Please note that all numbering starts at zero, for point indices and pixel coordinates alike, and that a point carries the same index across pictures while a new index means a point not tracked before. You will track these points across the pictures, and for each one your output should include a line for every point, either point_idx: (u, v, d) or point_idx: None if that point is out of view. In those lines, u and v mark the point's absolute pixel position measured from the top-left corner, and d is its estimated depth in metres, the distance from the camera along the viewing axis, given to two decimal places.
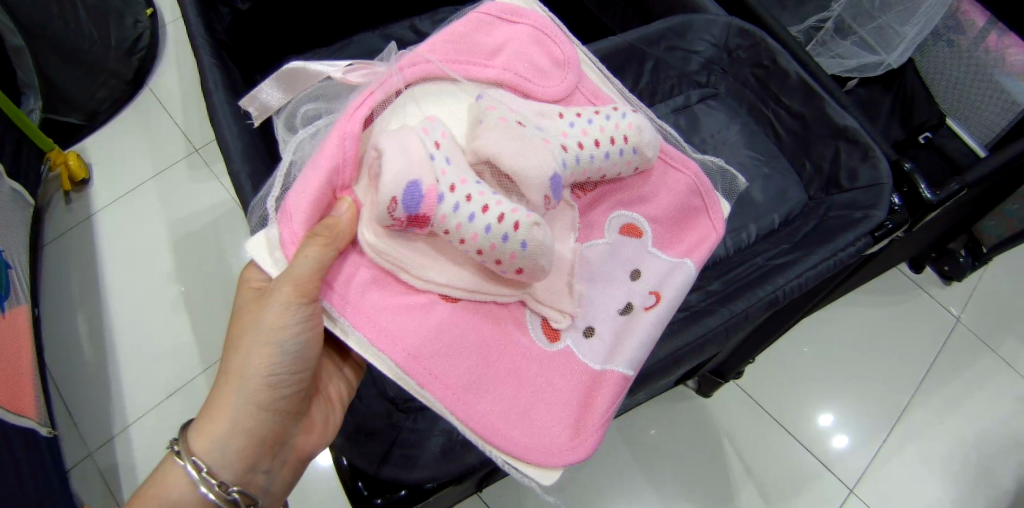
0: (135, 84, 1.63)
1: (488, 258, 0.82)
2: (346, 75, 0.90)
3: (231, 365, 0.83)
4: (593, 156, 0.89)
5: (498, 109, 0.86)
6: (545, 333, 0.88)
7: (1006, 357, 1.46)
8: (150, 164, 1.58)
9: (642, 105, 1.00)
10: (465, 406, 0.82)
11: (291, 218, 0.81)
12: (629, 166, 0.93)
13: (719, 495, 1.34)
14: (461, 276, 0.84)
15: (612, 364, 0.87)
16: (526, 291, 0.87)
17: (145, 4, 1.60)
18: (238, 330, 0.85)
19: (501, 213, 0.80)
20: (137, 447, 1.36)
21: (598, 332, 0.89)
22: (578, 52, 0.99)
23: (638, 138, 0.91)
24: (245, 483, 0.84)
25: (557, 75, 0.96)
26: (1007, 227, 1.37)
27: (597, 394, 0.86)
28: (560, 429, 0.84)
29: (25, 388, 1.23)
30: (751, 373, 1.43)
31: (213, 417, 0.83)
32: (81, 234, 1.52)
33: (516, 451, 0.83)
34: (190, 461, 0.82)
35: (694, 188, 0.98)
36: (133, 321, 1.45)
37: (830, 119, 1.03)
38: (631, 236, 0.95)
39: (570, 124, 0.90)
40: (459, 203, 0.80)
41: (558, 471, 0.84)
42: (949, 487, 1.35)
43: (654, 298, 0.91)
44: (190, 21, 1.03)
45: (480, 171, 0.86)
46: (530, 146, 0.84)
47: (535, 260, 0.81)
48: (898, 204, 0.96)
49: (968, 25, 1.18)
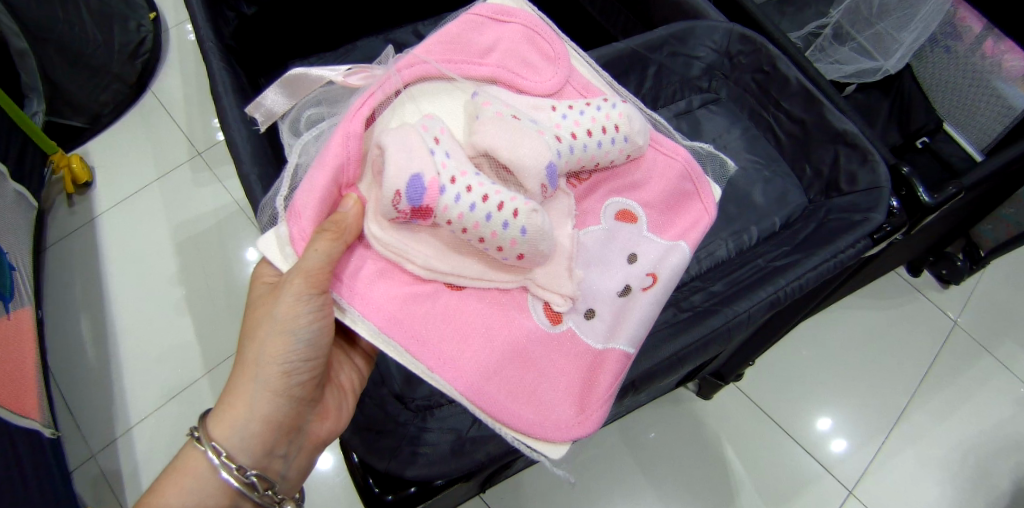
0: (138, 88, 1.64)
1: (490, 246, 0.83)
2: (346, 78, 0.91)
3: (247, 354, 0.85)
4: (587, 145, 0.90)
5: (494, 104, 0.88)
6: (547, 316, 0.89)
7: (1004, 360, 1.47)
8: (153, 167, 1.59)
9: (631, 95, 1.00)
10: (473, 390, 0.84)
11: (300, 216, 0.83)
12: (622, 154, 0.93)
13: (720, 498, 1.35)
14: (464, 264, 0.87)
15: (614, 341, 0.89)
16: (527, 277, 0.88)
17: (149, 8, 1.62)
18: (252, 321, 0.86)
19: (500, 202, 0.82)
20: (141, 449, 1.37)
21: (599, 313, 0.91)
22: (567, 47, 1.00)
23: (629, 126, 0.92)
24: (263, 468, 0.86)
25: (548, 69, 0.96)
26: (1004, 230, 1.38)
27: (601, 371, 0.88)
28: (566, 407, 0.87)
29: (29, 390, 1.24)
30: (750, 377, 1.44)
31: (231, 403, 0.84)
32: (85, 237, 1.52)
33: (526, 428, 0.85)
34: (210, 447, 0.83)
35: (687, 173, 0.98)
36: (137, 323, 1.46)
37: (830, 124, 1.03)
38: (626, 221, 0.96)
39: (563, 116, 0.91)
40: (460, 194, 0.82)
41: (566, 446, 0.87)
42: (947, 489, 1.36)
43: (651, 279, 0.92)
44: (198, 26, 1.04)
45: (480, 164, 0.88)
46: (526, 138, 0.85)
47: (535, 245, 0.83)
48: (896, 207, 0.97)
49: (966, 31, 1.20)
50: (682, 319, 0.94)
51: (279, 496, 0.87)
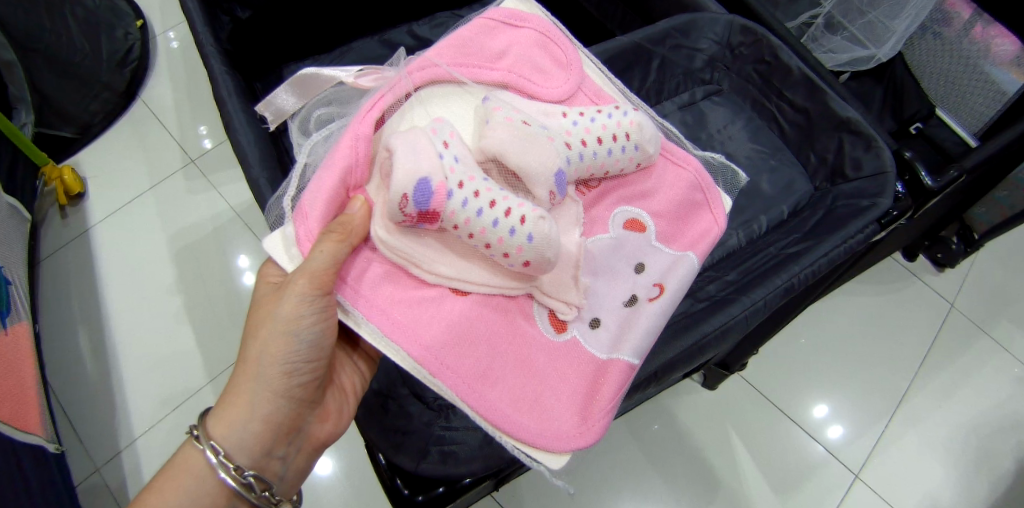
0: (127, 96, 1.61)
1: (496, 252, 0.83)
2: (357, 79, 0.91)
3: (248, 353, 0.85)
4: (596, 153, 0.91)
5: (504, 109, 0.88)
6: (552, 324, 0.90)
7: (1001, 340, 1.49)
8: (146, 175, 1.57)
9: (643, 104, 1.01)
10: (475, 395, 0.84)
11: (307, 216, 0.83)
12: (632, 163, 0.94)
13: (728, 487, 1.36)
14: (471, 269, 0.86)
15: (619, 352, 0.89)
16: (533, 283, 0.88)
17: (135, 16, 1.62)
18: (255, 319, 0.86)
19: (507, 208, 0.82)
20: (146, 461, 1.35)
21: (604, 323, 0.91)
22: (580, 55, 1.00)
23: (640, 135, 0.92)
24: (261, 468, 0.85)
25: (559, 75, 0.97)
26: (997, 212, 1.40)
27: (604, 381, 0.88)
28: (568, 415, 0.87)
29: (30, 406, 1.22)
30: (754, 366, 1.45)
31: (232, 402, 0.84)
32: (79, 249, 1.51)
33: (526, 436, 0.85)
34: (209, 446, 0.83)
35: (696, 183, 0.99)
36: (137, 334, 1.44)
37: (833, 112, 1.05)
38: (634, 230, 0.96)
39: (574, 123, 0.91)
40: (467, 199, 0.82)
41: (566, 455, 0.86)
42: (951, 469, 1.38)
43: (657, 290, 0.92)
44: (197, 30, 1.04)
45: (488, 168, 0.88)
46: (535, 144, 0.86)
47: (541, 253, 0.83)
48: (902, 191, 0.99)
49: (954, 17, 1.22)
50: (700, 307, 0.96)
51: (276, 497, 0.87)
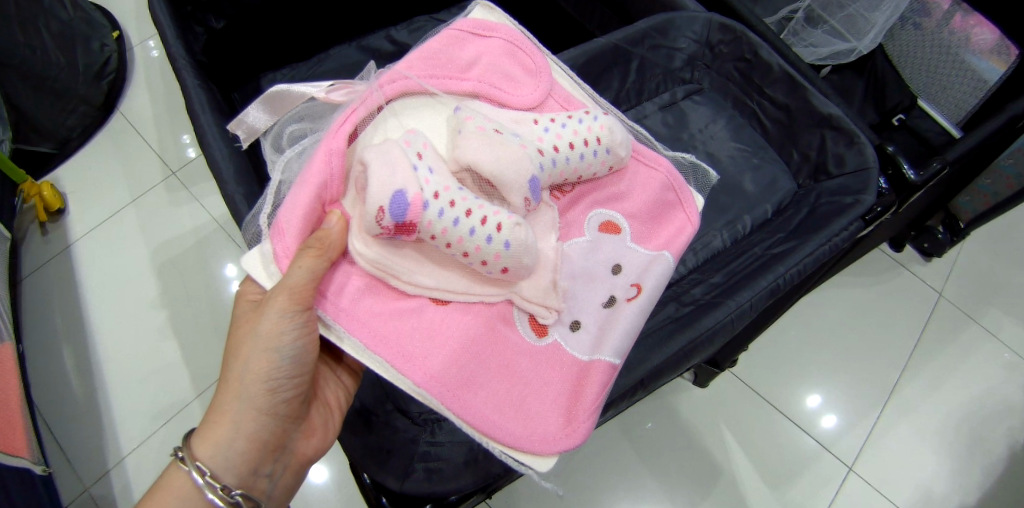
0: (105, 109, 1.59)
1: (473, 260, 0.83)
2: (328, 94, 0.90)
3: (231, 372, 0.83)
4: (569, 158, 0.90)
5: (476, 118, 0.87)
6: (533, 329, 0.89)
7: (990, 327, 1.50)
8: (127, 188, 1.55)
9: (612, 108, 1.00)
10: (460, 402, 0.83)
11: (284, 233, 0.82)
12: (604, 166, 0.93)
13: (721, 483, 1.36)
14: (449, 278, 0.86)
15: (600, 353, 0.88)
16: (512, 290, 0.87)
17: (111, 27, 1.61)
18: (237, 337, 0.85)
19: (483, 216, 0.82)
20: (135, 478, 1.34)
21: (584, 324, 0.90)
22: (549, 62, 0.99)
23: (611, 139, 0.92)
24: (248, 487, 0.84)
25: (528, 82, 0.96)
26: (982, 201, 1.40)
27: (586, 383, 0.87)
28: (553, 418, 0.86)
29: (17, 429, 1.20)
30: (745, 362, 1.45)
31: (216, 422, 0.82)
32: (62, 265, 1.49)
33: (512, 441, 0.84)
34: (194, 467, 0.81)
35: (668, 183, 0.98)
36: (122, 350, 1.43)
37: (814, 108, 1.05)
38: (610, 232, 0.95)
39: (545, 129, 0.90)
40: (443, 209, 0.81)
41: (553, 458, 0.86)
42: (944, 458, 1.38)
43: (635, 290, 0.92)
44: (168, 43, 1.02)
45: (462, 179, 0.87)
46: (508, 152, 0.85)
47: (519, 259, 0.83)
48: (885, 187, 1.00)
49: (934, 7, 1.21)
50: (682, 314, 0.96)
51: None
